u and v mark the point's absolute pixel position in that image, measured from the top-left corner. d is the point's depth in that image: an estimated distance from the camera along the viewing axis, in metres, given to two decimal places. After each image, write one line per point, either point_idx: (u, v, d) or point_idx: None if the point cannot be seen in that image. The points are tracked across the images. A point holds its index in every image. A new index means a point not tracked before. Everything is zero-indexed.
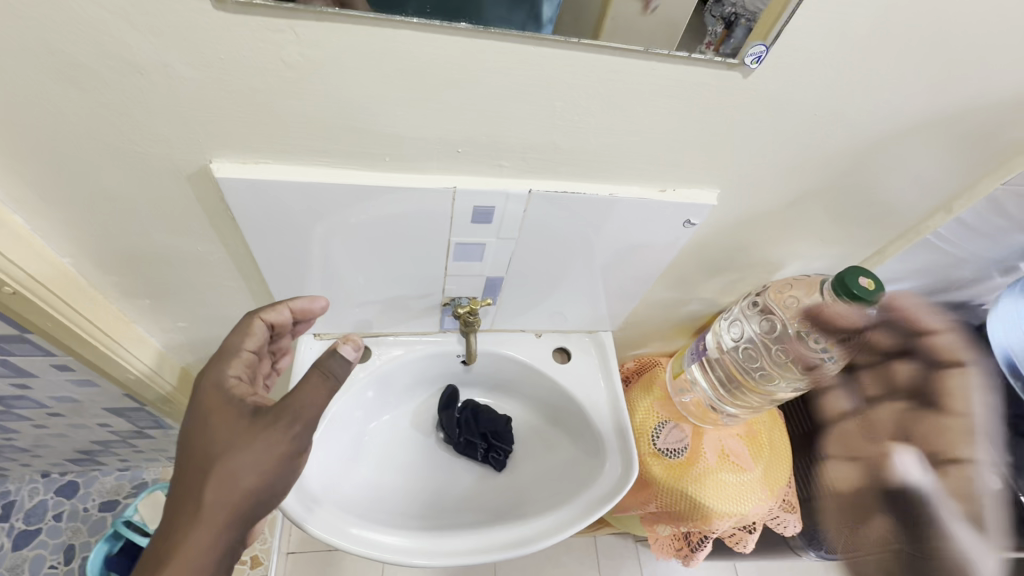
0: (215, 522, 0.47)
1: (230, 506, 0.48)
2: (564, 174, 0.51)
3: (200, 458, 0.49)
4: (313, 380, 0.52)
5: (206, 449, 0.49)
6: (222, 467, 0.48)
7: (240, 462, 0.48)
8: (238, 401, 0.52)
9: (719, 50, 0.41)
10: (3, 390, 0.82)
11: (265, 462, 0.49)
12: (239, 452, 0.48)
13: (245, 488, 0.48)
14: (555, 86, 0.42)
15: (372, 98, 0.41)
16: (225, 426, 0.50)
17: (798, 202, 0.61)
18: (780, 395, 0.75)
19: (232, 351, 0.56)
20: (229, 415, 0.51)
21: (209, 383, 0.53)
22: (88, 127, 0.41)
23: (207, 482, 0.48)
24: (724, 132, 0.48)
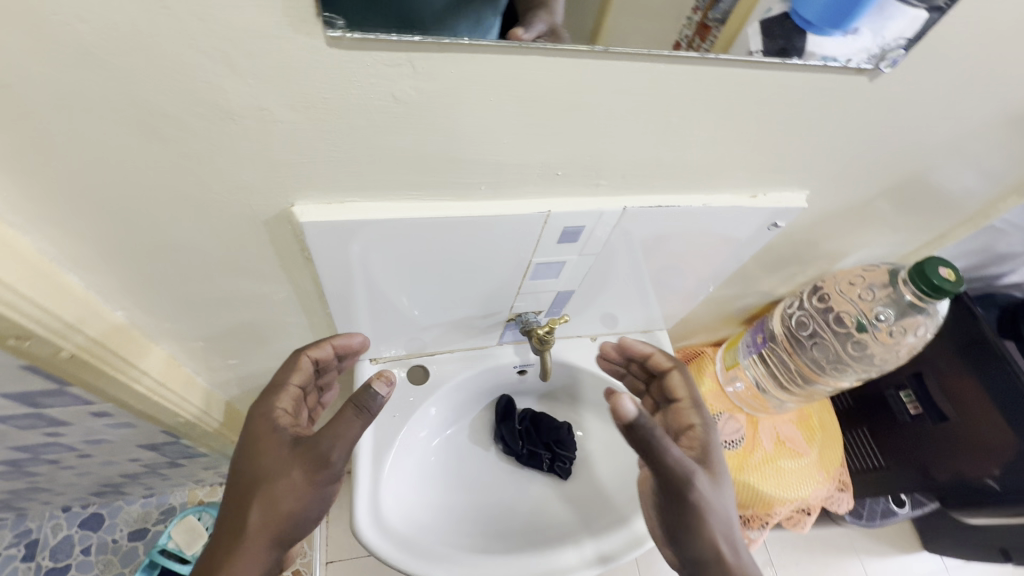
0: (256, 546, 0.45)
1: (271, 531, 0.46)
2: (658, 188, 0.48)
3: (244, 483, 0.47)
4: (346, 415, 0.47)
5: (252, 471, 0.47)
6: (264, 493, 0.46)
7: (283, 489, 0.46)
8: (284, 430, 0.50)
9: (708, 16, 0.37)
10: (33, 439, 0.77)
11: (303, 489, 0.46)
12: (283, 477, 0.46)
13: (287, 512, 0.46)
14: (671, 102, 0.39)
15: (479, 127, 0.37)
16: (266, 452, 0.48)
17: (877, 195, 0.60)
18: (842, 384, 0.76)
19: (278, 386, 0.54)
20: (272, 443, 0.49)
21: (256, 414, 0.51)
22: (163, 178, 0.36)
23: (250, 506, 0.46)
24: (826, 133, 0.46)
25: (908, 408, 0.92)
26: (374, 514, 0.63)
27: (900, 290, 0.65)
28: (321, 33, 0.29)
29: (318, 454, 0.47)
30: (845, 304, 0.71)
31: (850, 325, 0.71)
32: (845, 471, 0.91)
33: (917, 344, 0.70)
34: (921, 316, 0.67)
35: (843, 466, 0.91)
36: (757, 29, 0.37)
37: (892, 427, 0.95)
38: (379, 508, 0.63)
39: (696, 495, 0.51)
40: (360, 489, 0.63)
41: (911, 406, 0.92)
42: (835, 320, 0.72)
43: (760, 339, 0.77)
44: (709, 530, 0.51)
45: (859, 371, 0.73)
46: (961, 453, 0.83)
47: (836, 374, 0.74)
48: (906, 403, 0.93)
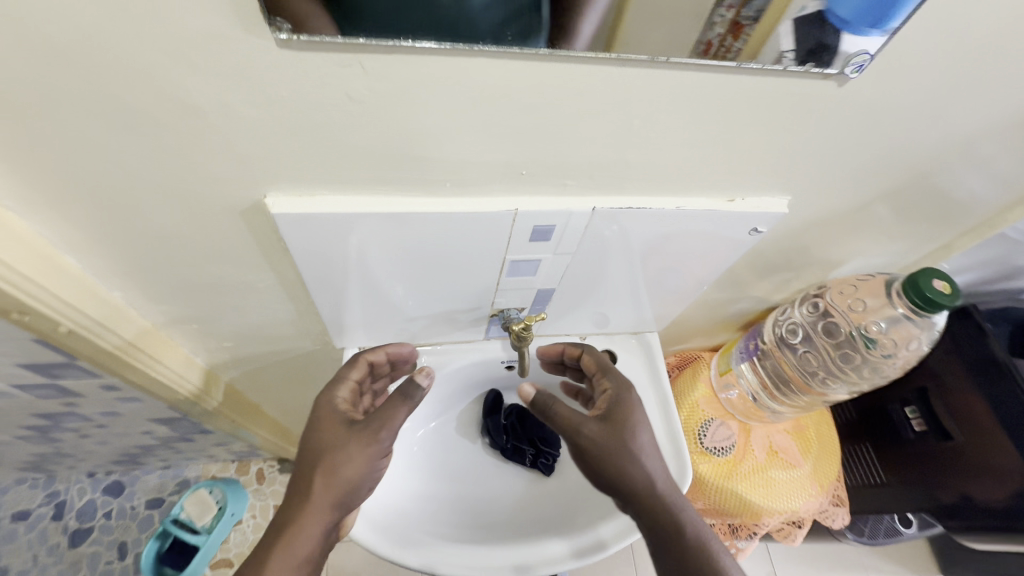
0: (320, 511, 0.53)
1: (332, 499, 0.54)
2: (629, 190, 0.49)
3: (309, 457, 0.55)
4: (394, 401, 0.57)
5: (316, 447, 0.55)
6: (326, 464, 0.54)
7: (342, 462, 0.54)
8: (342, 413, 0.58)
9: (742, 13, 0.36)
10: (52, 406, 0.83)
11: (357, 460, 0.55)
12: (341, 451, 0.55)
13: (345, 482, 0.54)
14: (633, 102, 0.39)
15: (437, 126, 0.39)
16: (329, 431, 0.56)
17: (868, 204, 0.58)
18: (835, 395, 0.74)
19: (339, 379, 0.62)
20: (333, 422, 0.57)
21: (319, 402, 0.59)
22: (142, 168, 0.39)
23: (313, 477, 0.54)
24: (800, 138, 0.45)
25: (911, 424, 0.89)
26: None
27: (892, 301, 0.63)
28: (271, 36, 0.31)
29: (373, 432, 0.56)
30: (838, 314, 0.69)
31: (840, 335, 0.69)
32: (841, 485, 0.89)
33: (912, 359, 0.67)
34: (917, 328, 0.64)
35: (839, 480, 0.89)
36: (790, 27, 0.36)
37: (896, 443, 0.92)
38: None
39: (587, 439, 0.58)
40: None
41: (915, 422, 0.89)
42: (825, 330, 0.70)
43: (751, 346, 0.75)
44: (617, 470, 0.56)
45: (853, 383, 0.72)
46: (967, 471, 0.79)
47: (827, 385, 0.73)
48: (910, 418, 0.90)
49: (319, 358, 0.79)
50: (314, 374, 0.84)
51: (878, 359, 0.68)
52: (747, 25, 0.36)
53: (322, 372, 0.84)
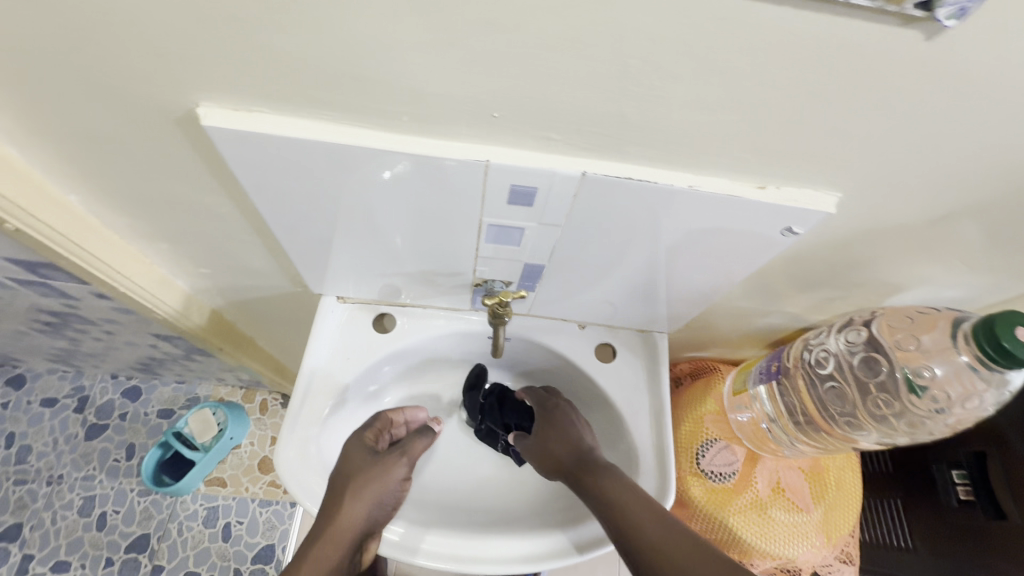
0: (348, 529, 0.57)
1: (361, 518, 0.58)
2: (631, 155, 0.40)
3: (341, 480, 0.59)
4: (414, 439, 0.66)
5: (346, 470, 0.60)
6: (357, 484, 0.59)
7: (372, 482, 0.60)
8: (368, 443, 0.64)
9: None
10: (56, 305, 0.85)
11: (387, 480, 0.61)
12: (373, 472, 0.61)
13: (376, 499, 0.59)
14: (632, 35, 0.30)
15: (380, 37, 0.31)
16: (359, 458, 0.62)
17: (948, 219, 0.46)
18: (863, 445, 0.62)
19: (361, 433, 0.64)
20: (360, 452, 0.62)
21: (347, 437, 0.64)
22: (53, 54, 0.34)
23: (344, 496, 0.58)
24: (863, 113, 0.34)
25: (955, 490, 0.75)
26: (299, 453, 0.61)
27: (956, 347, 0.51)
28: None
29: (396, 457, 0.63)
30: (884, 350, 0.57)
31: (880, 373, 0.57)
32: (853, 541, 0.78)
33: (971, 420, 0.54)
34: (983, 383, 0.51)
35: (851, 535, 0.78)
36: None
37: (933, 506, 0.78)
38: (306, 449, 0.62)
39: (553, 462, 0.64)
40: (290, 424, 0.62)
41: (960, 489, 0.75)
42: (863, 364, 0.59)
43: (773, 368, 0.64)
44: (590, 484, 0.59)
45: (888, 436, 0.59)
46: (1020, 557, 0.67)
47: (856, 431, 0.60)
48: (955, 484, 0.75)
49: (301, 301, 0.75)
50: (299, 316, 0.81)
51: (924, 415, 0.55)
52: None
53: (308, 316, 0.81)
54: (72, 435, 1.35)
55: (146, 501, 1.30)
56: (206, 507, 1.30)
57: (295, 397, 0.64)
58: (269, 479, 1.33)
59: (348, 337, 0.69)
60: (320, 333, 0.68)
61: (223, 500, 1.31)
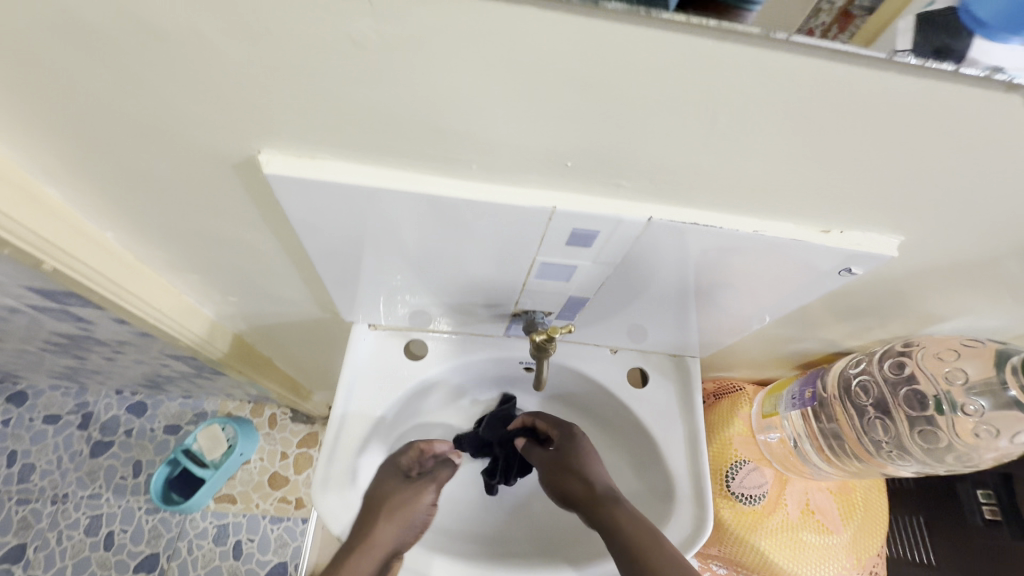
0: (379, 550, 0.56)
1: (393, 539, 0.57)
2: (699, 202, 0.39)
3: (375, 499, 0.59)
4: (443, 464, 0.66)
5: (380, 490, 0.60)
6: (391, 505, 0.59)
7: (405, 503, 0.60)
8: (400, 467, 0.64)
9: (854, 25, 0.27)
10: (71, 328, 0.82)
11: (418, 503, 0.61)
12: (405, 493, 0.61)
13: (407, 522, 0.59)
14: (722, 96, 0.30)
15: (465, 95, 0.30)
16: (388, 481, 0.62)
17: (1000, 258, 0.46)
18: (899, 472, 0.63)
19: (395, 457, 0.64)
20: (394, 474, 0.63)
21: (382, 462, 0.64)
22: (114, 103, 0.33)
23: (378, 516, 0.58)
24: (940, 164, 0.34)
25: (981, 510, 0.77)
26: (337, 486, 0.59)
27: (1004, 379, 0.52)
28: None
29: (426, 482, 0.63)
30: (925, 381, 0.58)
31: (922, 405, 0.58)
32: (881, 562, 0.78)
33: (1014, 453, 0.54)
34: None
35: (879, 556, 0.78)
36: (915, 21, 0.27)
37: (956, 523, 0.78)
38: (344, 482, 0.60)
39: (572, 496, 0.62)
40: (326, 451, 0.61)
41: (986, 509, 0.76)
42: (902, 393, 0.59)
43: (808, 394, 0.65)
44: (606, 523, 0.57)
45: (925, 465, 0.60)
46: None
47: (895, 461, 0.61)
48: (982, 504, 0.77)
49: (328, 327, 0.74)
50: (323, 340, 0.80)
51: (965, 447, 0.56)
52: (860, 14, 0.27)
53: (333, 339, 0.79)
54: (76, 453, 1.32)
55: (154, 519, 1.27)
56: (216, 525, 1.27)
57: (330, 429, 0.62)
58: (279, 495, 1.30)
59: (380, 366, 0.68)
60: (353, 361, 0.67)
61: (233, 517, 1.28)
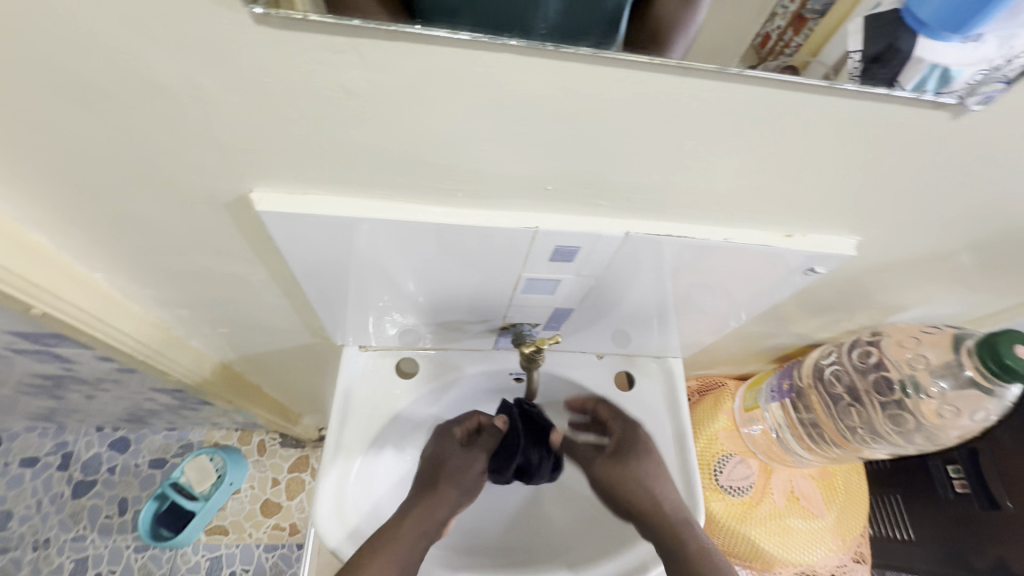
0: (435, 515, 0.58)
1: (447, 504, 0.59)
2: (671, 216, 0.42)
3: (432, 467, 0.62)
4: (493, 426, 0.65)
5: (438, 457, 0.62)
6: (447, 472, 0.61)
7: (460, 470, 0.61)
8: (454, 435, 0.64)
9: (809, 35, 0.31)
10: (51, 368, 0.81)
11: (471, 469, 0.62)
12: (460, 460, 0.62)
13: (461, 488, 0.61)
14: (688, 123, 0.32)
15: (449, 131, 0.32)
16: (443, 449, 0.63)
17: (948, 252, 0.50)
18: (873, 455, 0.67)
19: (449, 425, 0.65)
20: (450, 441, 0.64)
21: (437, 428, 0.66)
22: (108, 150, 0.34)
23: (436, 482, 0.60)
24: (886, 172, 0.38)
25: (952, 484, 0.80)
26: (336, 508, 0.61)
27: (961, 361, 0.55)
28: (245, 10, 0.25)
29: (478, 450, 0.63)
30: (892, 368, 0.62)
31: (889, 390, 0.62)
32: (864, 541, 0.82)
33: (976, 430, 0.58)
34: (984, 396, 0.55)
35: (862, 535, 0.82)
36: (862, 26, 0.30)
37: (930, 500, 0.83)
38: (342, 505, 0.61)
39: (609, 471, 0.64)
40: (324, 475, 0.62)
41: (957, 483, 0.80)
42: (872, 381, 0.63)
43: (785, 386, 0.69)
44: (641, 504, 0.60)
45: (897, 447, 0.64)
46: (1011, 539, 0.73)
47: (869, 444, 0.65)
48: (952, 478, 0.80)
49: (319, 351, 0.74)
50: (313, 364, 0.80)
51: (931, 429, 0.60)
52: (812, 16, 0.31)
53: (323, 363, 0.79)
54: (57, 495, 1.28)
55: (143, 556, 1.24)
56: (208, 558, 1.24)
57: (327, 452, 0.63)
58: (272, 522, 1.29)
59: (373, 385, 0.69)
60: (347, 383, 0.68)
61: (226, 548, 1.26)
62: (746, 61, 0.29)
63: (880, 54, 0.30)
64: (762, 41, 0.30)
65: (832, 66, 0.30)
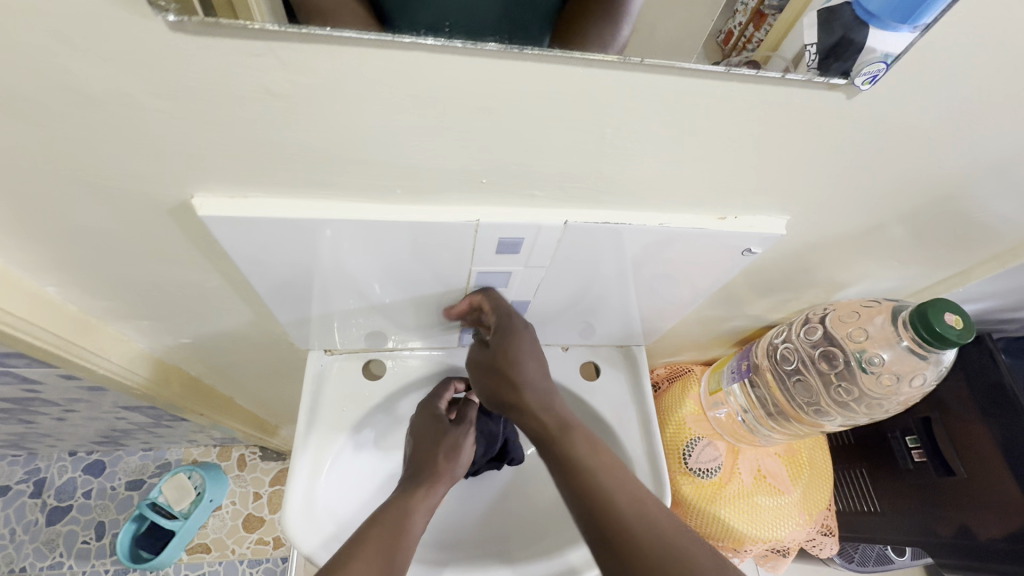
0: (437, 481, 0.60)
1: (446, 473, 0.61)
2: (607, 204, 0.44)
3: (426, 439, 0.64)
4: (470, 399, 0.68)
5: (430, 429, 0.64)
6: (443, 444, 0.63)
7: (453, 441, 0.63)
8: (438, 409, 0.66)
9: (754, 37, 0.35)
10: (14, 390, 0.80)
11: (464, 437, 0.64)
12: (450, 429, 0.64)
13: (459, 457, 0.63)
14: (605, 110, 0.34)
15: (379, 130, 0.34)
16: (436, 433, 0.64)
17: (876, 227, 0.53)
18: (829, 428, 0.69)
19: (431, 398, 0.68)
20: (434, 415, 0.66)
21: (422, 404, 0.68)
22: (42, 161, 0.34)
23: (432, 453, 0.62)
24: (799, 153, 0.40)
25: (910, 454, 0.83)
26: (306, 513, 0.61)
27: (898, 333, 0.58)
28: (160, 18, 0.26)
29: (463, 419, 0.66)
30: (837, 343, 0.64)
31: (838, 364, 0.64)
32: (832, 514, 0.84)
33: (918, 396, 0.61)
34: (923, 362, 0.58)
35: (829, 509, 0.84)
36: (817, 19, 0.34)
37: (892, 471, 0.85)
38: (313, 511, 0.62)
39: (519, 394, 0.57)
40: (292, 482, 0.62)
41: (915, 453, 0.83)
42: (822, 358, 0.66)
43: (744, 366, 0.70)
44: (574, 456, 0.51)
45: (849, 418, 0.67)
46: (969, 504, 0.74)
47: (822, 417, 0.67)
48: (911, 448, 0.83)
49: (287, 358, 0.75)
50: (281, 372, 0.80)
51: (877, 398, 0.63)
52: (770, 12, 0.35)
53: (294, 370, 0.79)
54: (31, 523, 1.25)
55: None
56: None
57: (294, 463, 0.63)
58: (256, 537, 1.27)
59: (340, 390, 0.69)
60: (311, 389, 0.68)
61: (209, 565, 1.24)
62: (708, 55, 0.32)
63: (835, 45, 0.33)
64: (726, 37, 0.33)
65: (790, 60, 0.34)
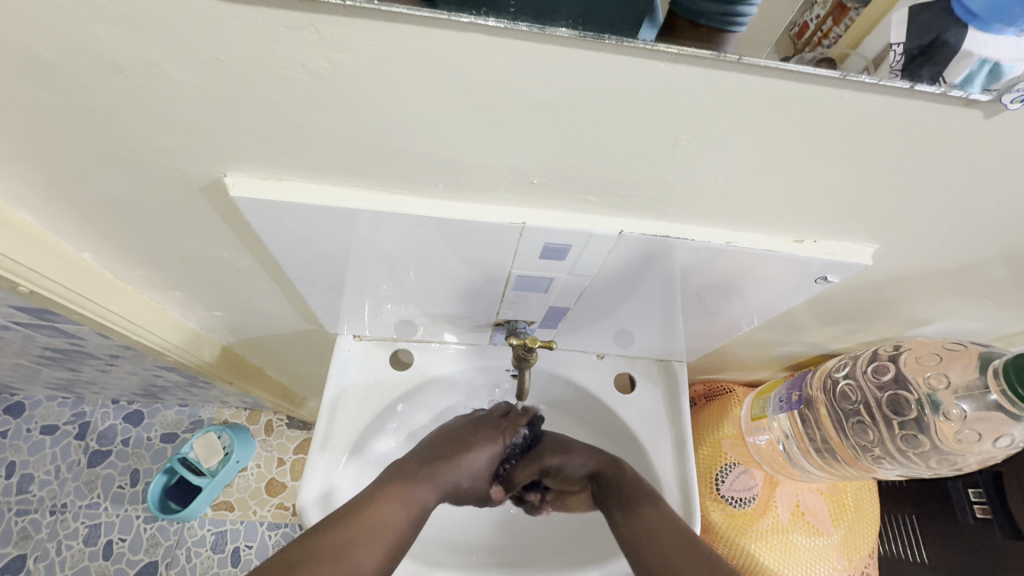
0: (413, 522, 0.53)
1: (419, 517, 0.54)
2: (668, 215, 0.39)
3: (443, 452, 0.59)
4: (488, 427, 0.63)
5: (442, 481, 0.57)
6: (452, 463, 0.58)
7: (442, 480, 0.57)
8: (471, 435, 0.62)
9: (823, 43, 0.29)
10: (57, 340, 0.82)
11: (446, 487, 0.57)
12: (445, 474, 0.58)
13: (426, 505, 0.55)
14: (683, 117, 0.30)
15: (423, 119, 0.31)
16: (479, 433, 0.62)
17: (979, 262, 0.46)
18: (885, 476, 0.63)
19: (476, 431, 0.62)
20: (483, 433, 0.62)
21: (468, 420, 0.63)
22: (73, 128, 0.33)
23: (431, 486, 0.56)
24: (900, 176, 0.35)
25: (971, 507, 0.75)
26: (322, 503, 0.59)
27: (986, 383, 0.52)
28: None
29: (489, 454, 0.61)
30: (908, 383, 0.58)
31: (909, 408, 0.58)
32: (874, 563, 0.77)
33: (998, 456, 0.55)
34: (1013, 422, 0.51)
35: (872, 557, 0.77)
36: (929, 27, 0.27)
37: (948, 524, 0.77)
38: (328, 500, 0.60)
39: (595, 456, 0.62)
40: (311, 469, 0.61)
41: (977, 507, 0.74)
42: (890, 399, 0.59)
43: (795, 398, 0.65)
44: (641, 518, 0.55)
45: (911, 469, 0.60)
46: None
47: (879, 464, 0.61)
48: (972, 502, 0.75)
49: (318, 339, 0.74)
50: (312, 351, 0.79)
51: (948, 451, 0.57)
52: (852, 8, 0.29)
53: (324, 350, 0.78)
54: (74, 462, 1.31)
55: (152, 527, 1.26)
56: (213, 532, 1.25)
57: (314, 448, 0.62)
58: (277, 501, 1.28)
59: (365, 376, 0.67)
60: (338, 373, 0.66)
61: (231, 524, 1.26)
62: (778, 51, 0.27)
63: (928, 50, 0.27)
64: (799, 31, 0.28)
65: (872, 60, 0.28)
